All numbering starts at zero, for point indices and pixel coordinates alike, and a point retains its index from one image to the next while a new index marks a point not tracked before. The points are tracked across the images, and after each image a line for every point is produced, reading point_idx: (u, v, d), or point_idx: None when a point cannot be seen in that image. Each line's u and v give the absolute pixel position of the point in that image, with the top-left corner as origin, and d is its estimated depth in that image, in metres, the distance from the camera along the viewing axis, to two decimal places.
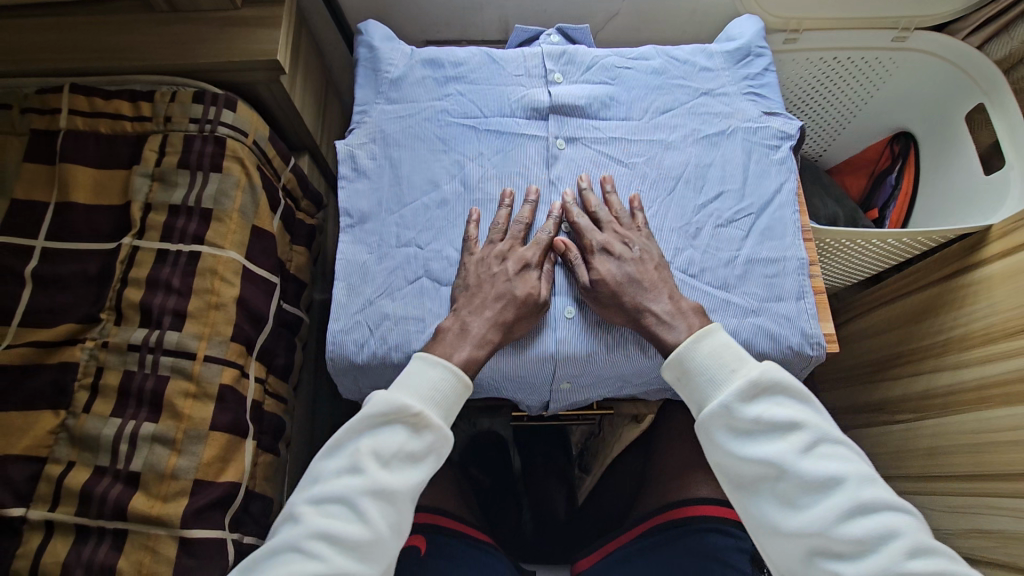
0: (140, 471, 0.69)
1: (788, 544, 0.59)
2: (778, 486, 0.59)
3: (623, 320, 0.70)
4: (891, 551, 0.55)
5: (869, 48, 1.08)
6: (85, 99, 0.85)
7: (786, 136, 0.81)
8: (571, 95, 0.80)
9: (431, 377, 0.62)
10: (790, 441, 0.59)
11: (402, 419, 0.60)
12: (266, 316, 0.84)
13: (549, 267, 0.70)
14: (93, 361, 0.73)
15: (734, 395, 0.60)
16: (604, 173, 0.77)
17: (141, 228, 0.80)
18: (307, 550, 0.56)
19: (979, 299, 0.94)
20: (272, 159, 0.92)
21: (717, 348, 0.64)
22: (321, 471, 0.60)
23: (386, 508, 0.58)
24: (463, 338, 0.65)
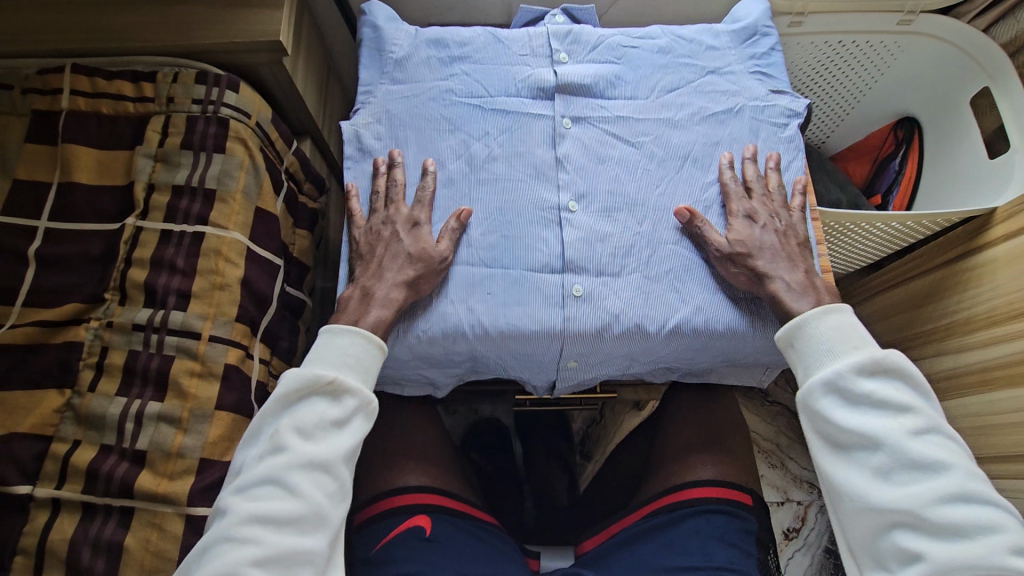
0: (147, 449, 0.69)
1: (870, 519, 0.60)
2: (876, 459, 0.60)
3: (631, 298, 0.69)
4: (986, 542, 0.56)
5: (875, 32, 1.08)
6: (87, 79, 0.84)
7: (793, 115, 0.81)
8: (577, 74, 0.79)
9: (341, 345, 0.64)
10: (900, 421, 0.60)
11: (319, 391, 0.62)
12: (270, 297, 0.83)
13: (452, 224, 0.71)
14: (98, 340, 0.73)
15: (850, 367, 0.62)
16: (610, 151, 0.77)
17: (145, 209, 0.80)
18: (240, 532, 0.57)
19: (982, 282, 0.93)
20: (276, 141, 0.92)
21: (842, 326, 0.65)
22: (245, 459, 0.61)
23: (321, 477, 0.60)
24: (365, 302, 0.67)
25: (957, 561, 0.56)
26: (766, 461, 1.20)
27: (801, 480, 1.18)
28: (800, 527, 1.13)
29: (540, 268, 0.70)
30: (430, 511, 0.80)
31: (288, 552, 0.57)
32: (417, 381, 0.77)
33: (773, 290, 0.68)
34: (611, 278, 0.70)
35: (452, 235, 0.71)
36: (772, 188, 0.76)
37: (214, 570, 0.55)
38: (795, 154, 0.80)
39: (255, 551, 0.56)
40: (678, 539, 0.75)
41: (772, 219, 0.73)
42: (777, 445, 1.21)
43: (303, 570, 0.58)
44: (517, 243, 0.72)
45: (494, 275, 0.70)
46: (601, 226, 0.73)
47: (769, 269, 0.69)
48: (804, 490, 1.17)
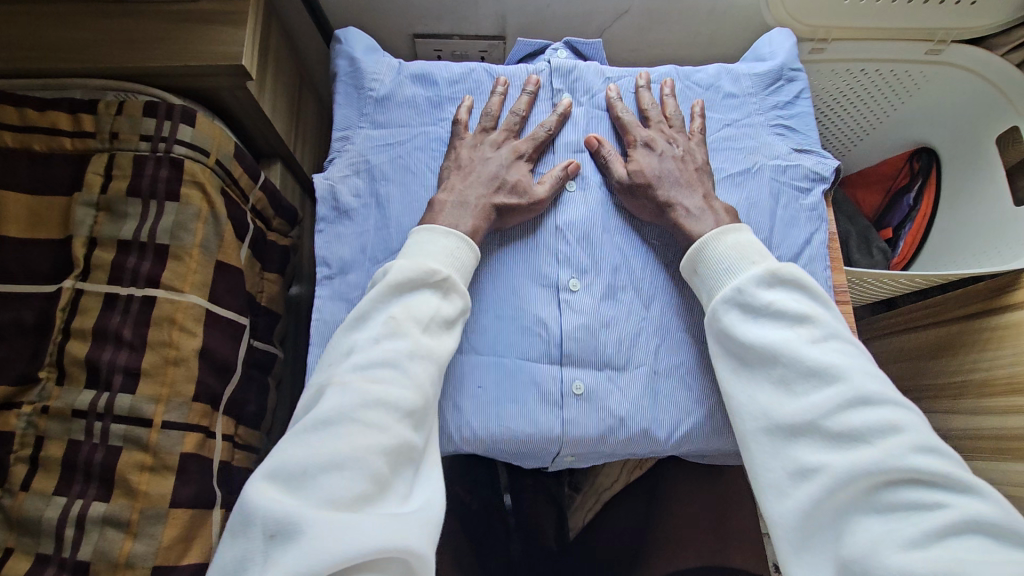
0: (90, 560, 0.60)
1: (775, 432, 0.55)
2: (778, 370, 0.56)
3: (638, 400, 0.62)
4: (888, 445, 0.50)
5: (900, 61, 1.00)
6: (13, 110, 0.72)
7: (818, 177, 0.73)
8: (580, 127, 0.71)
9: (446, 246, 0.60)
10: (799, 332, 0.56)
11: (430, 285, 0.57)
12: (233, 364, 0.74)
13: (558, 174, 0.67)
14: (32, 429, 0.64)
15: (749, 280, 0.58)
16: (618, 218, 0.68)
17: (86, 268, 0.70)
18: (365, 416, 0.50)
19: (1003, 345, 0.87)
20: (239, 178, 0.81)
21: (741, 245, 0.61)
22: (356, 342, 0.54)
23: (435, 374, 0.55)
24: (463, 211, 0.62)
25: (858, 470, 0.50)
26: None
27: None
28: None
29: (537, 358, 0.62)
30: None
31: (406, 444, 0.51)
32: None
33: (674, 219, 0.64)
34: (616, 373, 0.63)
35: (555, 182, 0.67)
36: (669, 114, 0.71)
37: (340, 452, 0.48)
38: (817, 232, 0.71)
39: (379, 437, 0.49)
40: None
41: (670, 145, 0.68)
42: None
43: (406, 468, 0.52)
44: (512, 328, 0.63)
45: (484, 365, 0.62)
46: (605, 310, 0.64)
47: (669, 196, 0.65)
48: None
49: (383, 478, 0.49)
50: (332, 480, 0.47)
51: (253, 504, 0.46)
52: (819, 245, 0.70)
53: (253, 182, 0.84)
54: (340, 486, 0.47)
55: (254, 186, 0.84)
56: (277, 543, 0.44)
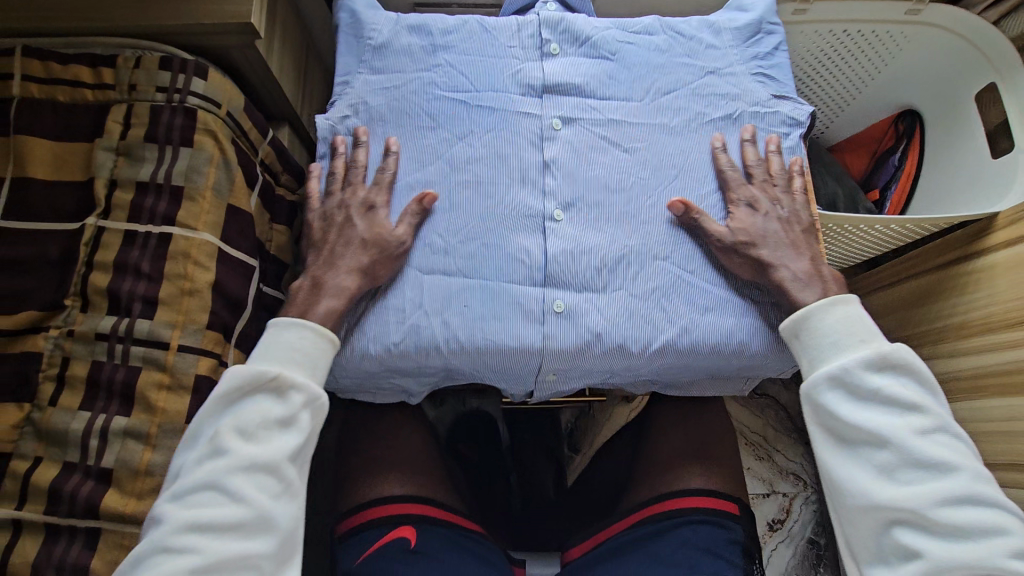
0: (113, 467, 0.65)
1: (870, 515, 0.60)
2: (880, 456, 0.60)
3: (616, 318, 0.66)
4: (991, 544, 0.56)
5: (881, 22, 1.04)
6: (40, 63, 0.78)
7: (794, 122, 0.77)
8: (566, 72, 0.75)
9: (289, 340, 0.63)
10: (904, 420, 0.60)
11: (262, 388, 0.60)
12: (243, 300, 0.79)
13: (415, 208, 0.68)
14: (59, 351, 0.69)
15: (860, 361, 0.62)
16: (600, 156, 0.73)
17: (107, 208, 0.75)
18: (182, 539, 0.55)
19: (980, 287, 0.91)
20: (249, 132, 0.86)
21: (851, 319, 0.64)
22: (184, 464, 0.59)
23: (264, 480, 0.58)
24: (316, 293, 0.65)
25: (957, 560, 0.57)
26: (753, 455, 1.23)
27: (788, 473, 1.22)
28: (784, 520, 1.19)
29: (521, 281, 0.67)
30: (414, 520, 0.80)
31: (243, 555, 0.56)
32: (390, 389, 0.75)
33: (779, 278, 0.67)
34: (595, 294, 0.67)
35: (412, 220, 0.68)
36: (775, 172, 0.73)
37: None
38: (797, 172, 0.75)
39: (192, 559, 0.54)
40: (668, 551, 0.78)
41: (774, 208, 0.72)
42: (763, 438, 1.25)
43: (257, 572, 0.57)
44: (498, 253, 0.68)
45: (473, 286, 0.67)
46: (587, 237, 0.69)
47: (771, 258, 0.68)
48: (790, 484, 1.21)
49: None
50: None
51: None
52: (799, 182, 0.74)
53: (262, 137, 0.89)
54: None
55: (262, 141, 0.89)
56: None
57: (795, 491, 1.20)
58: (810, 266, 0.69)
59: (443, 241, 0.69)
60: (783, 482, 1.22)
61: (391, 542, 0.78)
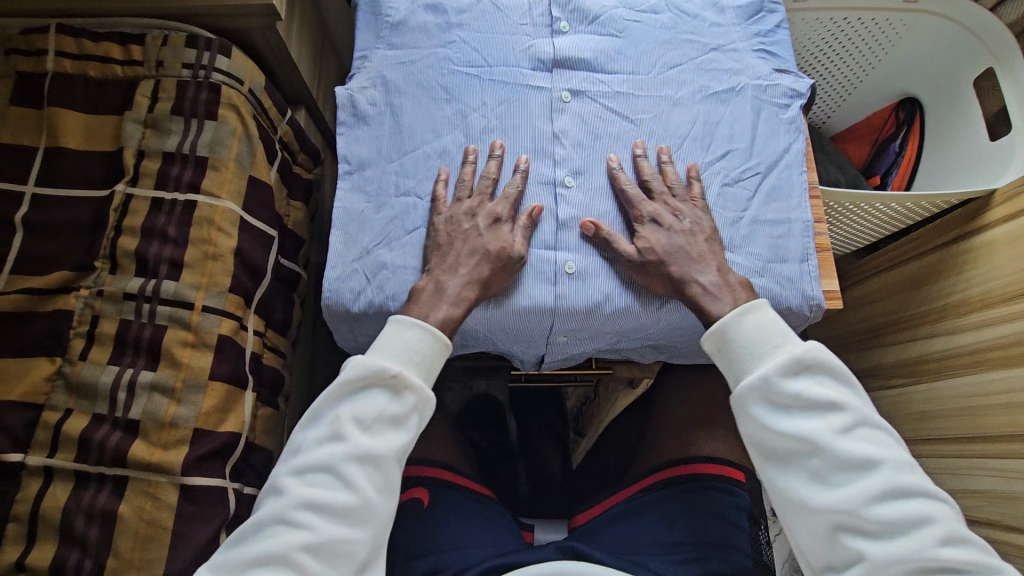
0: (140, 418, 0.68)
1: (813, 520, 0.61)
2: (813, 462, 0.61)
3: (624, 278, 0.70)
4: (921, 536, 0.58)
5: (881, 9, 1.07)
6: (72, 40, 0.81)
7: (795, 95, 0.80)
8: (575, 47, 0.78)
9: (409, 340, 0.63)
10: (826, 421, 0.61)
11: (380, 383, 0.61)
12: (264, 269, 0.82)
13: (591, 230, 0.70)
14: (89, 309, 0.72)
15: (778, 368, 0.62)
16: (609, 127, 0.76)
17: (135, 176, 0.78)
18: (299, 516, 0.58)
19: (979, 263, 0.93)
20: (269, 110, 0.89)
21: (763, 324, 0.64)
22: (304, 441, 0.61)
23: (372, 471, 0.60)
24: (439, 296, 0.65)
25: (892, 556, 0.58)
26: None
27: None
28: None
29: (534, 243, 0.71)
30: (430, 483, 0.83)
31: (334, 541, 0.58)
32: None
33: (741, 284, 0.68)
34: (604, 257, 0.71)
35: (524, 233, 0.69)
36: (726, 175, 0.75)
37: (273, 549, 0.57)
38: (692, 179, 0.74)
39: (302, 537, 0.57)
40: (676, 514, 0.80)
41: (729, 209, 0.73)
42: None
43: (346, 559, 0.59)
44: (512, 218, 0.72)
45: None
46: (597, 203, 0.73)
47: (729, 261, 0.69)
48: None
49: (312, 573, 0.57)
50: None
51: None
52: (696, 191, 0.73)
53: (281, 116, 0.92)
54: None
55: (281, 120, 0.92)
56: None
57: None
58: (756, 271, 0.70)
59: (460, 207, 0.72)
60: None
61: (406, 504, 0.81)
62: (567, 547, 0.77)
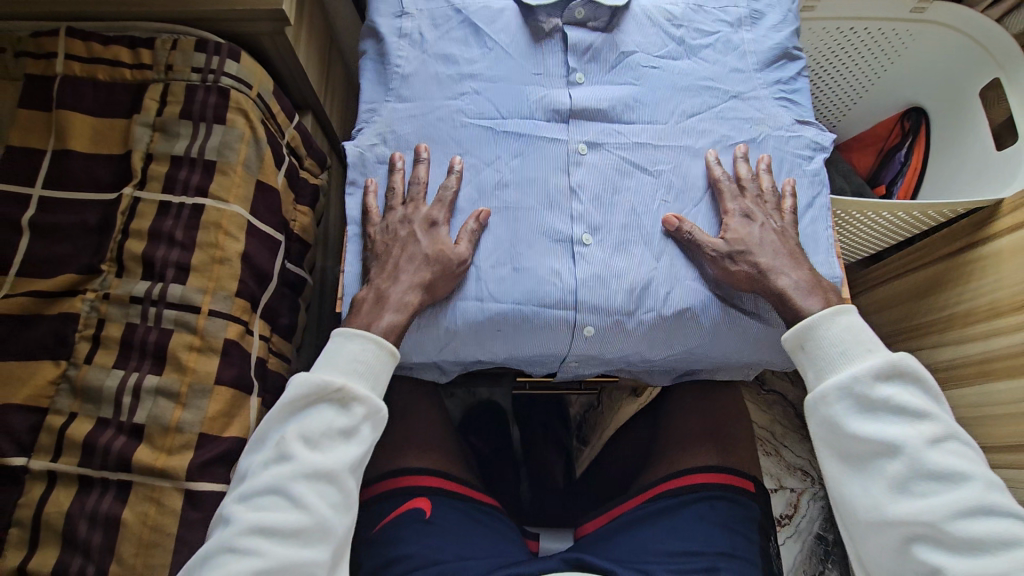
0: (145, 423, 0.68)
1: (888, 530, 0.62)
2: (893, 469, 0.62)
3: (638, 336, 0.73)
4: (1008, 556, 0.58)
5: (885, 19, 1.07)
6: (82, 44, 0.81)
7: (818, 146, 0.81)
8: (593, 99, 0.78)
9: (352, 352, 0.66)
10: (915, 430, 0.62)
11: (326, 399, 0.63)
12: (271, 273, 0.82)
13: (471, 225, 0.73)
14: (94, 312, 0.72)
15: (868, 371, 0.63)
16: (626, 180, 0.77)
17: (142, 180, 0.78)
18: (245, 542, 0.58)
19: (986, 274, 0.93)
20: (277, 114, 0.89)
21: (854, 327, 0.66)
22: (251, 466, 0.63)
23: (325, 489, 0.61)
24: (380, 305, 0.69)
25: (979, 574, 0.58)
26: (761, 450, 1.17)
27: (795, 468, 1.16)
28: (793, 515, 1.11)
29: (551, 304, 0.72)
30: (432, 491, 0.82)
31: (290, 562, 0.58)
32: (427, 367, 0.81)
33: (779, 287, 0.70)
34: (622, 317, 0.72)
35: (470, 236, 0.73)
36: (764, 188, 0.77)
37: None
38: (786, 193, 0.78)
39: (256, 562, 0.57)
40: (682, 524, 0.80)
41: (767, 219, 0.74)
42: (771, 432, 1.19)
43: None
44: (529, 277, 0.72)
45: (504, 311, 0.71)
46: (612, 261, 0.73)
47: (767, 266, 0.71)
48: (798, 479, 1.14)
49: None
50: None
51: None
52: (788, 203, 0.77)
53: (289, 120, 0.91)
54: None
55: (289, 124, 0.91)
56: None
57: (803, 487, 1.13)
58: (810, 276, 0.72)
59: (475, 267, 0.73)
60: (789, 478, 1.15)
61: (409, 512, 0.80)
62: (572, 559, 0.78)
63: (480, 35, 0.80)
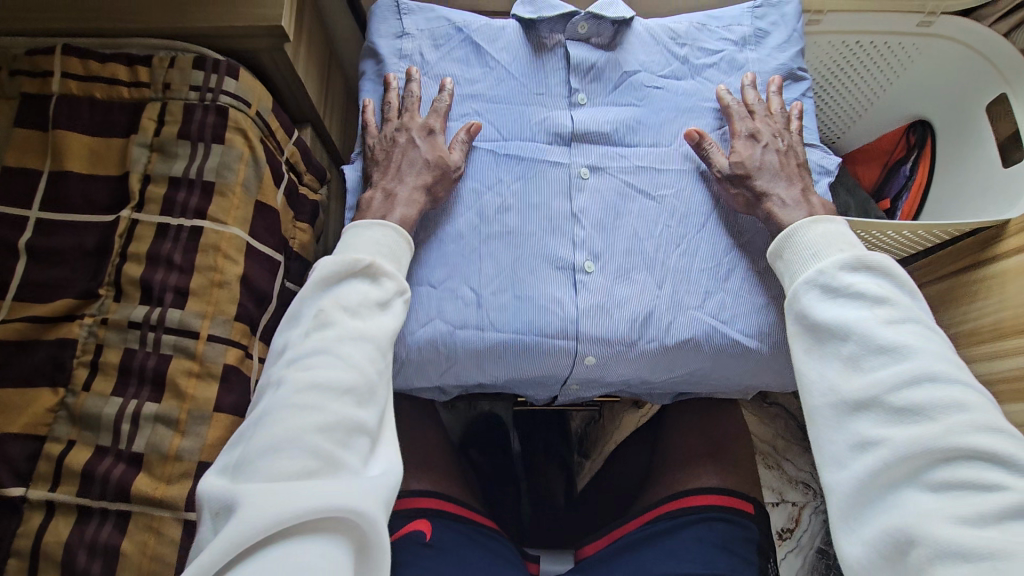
0: (144, 452, 0.67)
1: (841, 402, 0.59)
2: (847, 346, 0.60)
3: (639, 363, 0.74)
4: (948, 420, 0.54)
5: (891, 33, 1.06)
6: (79, 62, 0.80)
7: (822, 170, 0.84)
8: (594, 120, 0.81)
9: (374, 237, 0.68)
10: (876, 312, 0.60)
11: (359, 273, 0.64)
12: (270, 295, 0.81)
13: (462, 136, 0.78)
14: (92, 338, 0.71)
15: (833, 263, 0.64)
16: (628, 205, 0.78)
17: (140, 201, 0.77)
18: (301, 398, 0.55)
19: (991, 294, 0.92)
20: (276, 131, 0.88)
21: (831, 234, 0.68)
22: (289, 339, 0.60)
23: (370, 349, 0.60)
24: (389, 202, 0.72)
25: (916, 439, 0.54)
26: (762, 462, 1.17)
27: (796, 482, 1.15)
28: (794, 529, 1.11)
29: (552, 333, 0.73)
30: (431, 513, 0.82)
31: (346, 418, 0.55)
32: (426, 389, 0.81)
33: (769, 208, 0.73)
34: (623, 347, 0.73)
35: (462, 147, 0.78)
36: (774, 110, 0.81)
37: (274, 435, 0.53)
38: (795, 115, 0.82)
39: (314, 416, 0.54)
40: (682, 546, 0.79)
41: (774, 138, 0.78)
42: (773, 446, 1.18)
43: (359, 438, 0.56)
44: (530, 305, 0.73)
45: (504, 340, 0.72)
46: (614, 289, 0.74)
47: (765, 187, 0.74)
48: (799, 492, 1.14)
49: (330, 453, 0.53)
50: (272, 461, 0.51)
51: (204, 493, 0.53)
52: (797, 124, 0.81)
53: (288, 137, 0.91)
54: (280, 463, 0.51)
55: (288, 141, 0.91)
56: (218, 522, 0.50)
57: (804, 501, 1.13)
58: (801, 195, 0.74)
59: (475, 295, 0.74)
60: (791, 491, 1.14)
61: (408, 535, 0.80)
62: None
63: (482, 54, 0.84)
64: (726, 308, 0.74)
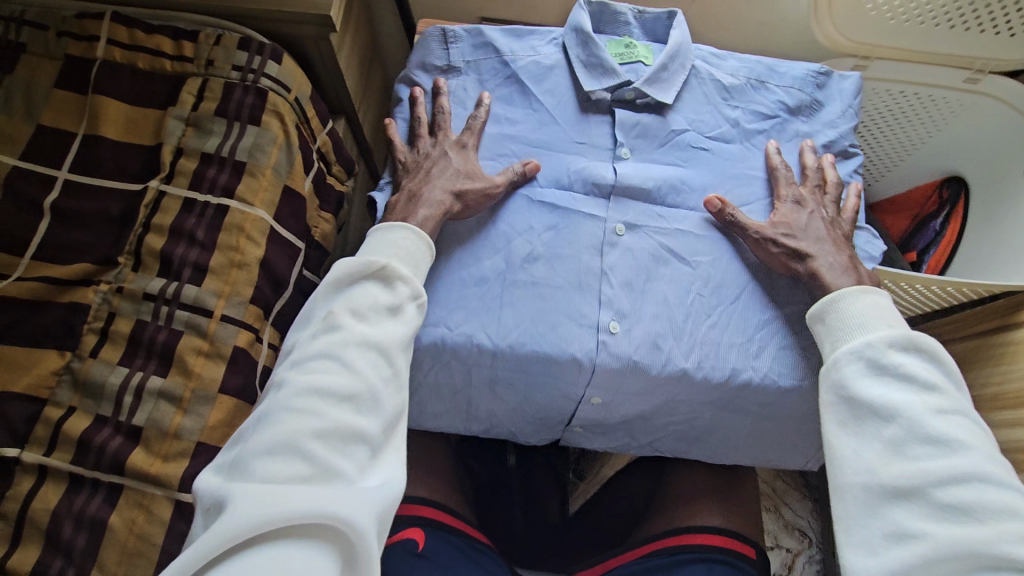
0: (143, 426, 0.66)
1: (877, 489, 0.56)
2: (889, 429, 0.58)
3: (642, 410, 0.76)
4: (998, 526, 0.51)
5: (939, 86, 1.06)
6: (126, 30, 0.80)
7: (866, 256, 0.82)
8: (638, 176, 0.78)
9: (394, 239, 0.67)
10: (923, 397, 0.58)
11: (372, 276, 0.63)
12: (286, 281, 0.80)
13: (518, 169, 0.77)
14: (106, 305, 0.70)
15: (883, 339, 0.62)
16: (661, 268, 0.75)
17: (170, 174, 0.77)
18: (297, 402, 0.54)
19: (1016, 359, 0.89)
20: (312, 119, 0.87)
21: (880, 307, 0.66)
22: (298, 340, 0.61)
23: (376, 359, 0.59)
24: (414, 203, 0.72)
25: (963, 542, 0.51)
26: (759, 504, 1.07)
27: (793, 528, 1.06)
28: None
29: (569, 377, 0.72)
30: (425, 523, 0.80)
31: (343, 424, 0.54)
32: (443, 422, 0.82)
33: (814, 268, 0.71)
34: (630, 396, 0.74)
35: (512, 177, 0.77)
36: (827, 180, 0.81)
37: (273, 437, 0.52)
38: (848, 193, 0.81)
39: (314, 422, 0.53)
40: None
41: (821, 209, 0.77)
42: (772, 488, 1.08)
43: (357, 449, 0.54)
44: (546, 360, 0.71)
45: (518, 383, 0.73)
46: (637, 354, 0.71)
47: (811, 251, 0.72)
48: (795, 539, 1.04)
49: (325, 461, 0.52)
50: (268, 461, 0.51)
51: (201, 487, 0.52)
52: (851, 203, 0.80)
53: (323, 125, 0.90)
54: (274, 467, 0.50)
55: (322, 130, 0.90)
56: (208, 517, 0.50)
57: (799, 548, 1.03)
58: (849, 261, 0.72)
59: (491, 343, 0.70)
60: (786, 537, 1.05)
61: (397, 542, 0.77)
62: None
63: (526, 95, 0.84)
64: (747, 386, 0.71)
